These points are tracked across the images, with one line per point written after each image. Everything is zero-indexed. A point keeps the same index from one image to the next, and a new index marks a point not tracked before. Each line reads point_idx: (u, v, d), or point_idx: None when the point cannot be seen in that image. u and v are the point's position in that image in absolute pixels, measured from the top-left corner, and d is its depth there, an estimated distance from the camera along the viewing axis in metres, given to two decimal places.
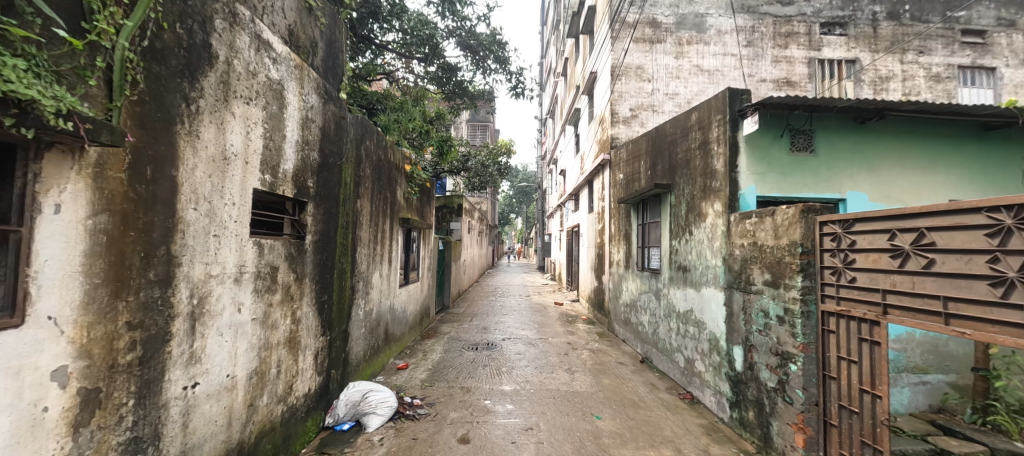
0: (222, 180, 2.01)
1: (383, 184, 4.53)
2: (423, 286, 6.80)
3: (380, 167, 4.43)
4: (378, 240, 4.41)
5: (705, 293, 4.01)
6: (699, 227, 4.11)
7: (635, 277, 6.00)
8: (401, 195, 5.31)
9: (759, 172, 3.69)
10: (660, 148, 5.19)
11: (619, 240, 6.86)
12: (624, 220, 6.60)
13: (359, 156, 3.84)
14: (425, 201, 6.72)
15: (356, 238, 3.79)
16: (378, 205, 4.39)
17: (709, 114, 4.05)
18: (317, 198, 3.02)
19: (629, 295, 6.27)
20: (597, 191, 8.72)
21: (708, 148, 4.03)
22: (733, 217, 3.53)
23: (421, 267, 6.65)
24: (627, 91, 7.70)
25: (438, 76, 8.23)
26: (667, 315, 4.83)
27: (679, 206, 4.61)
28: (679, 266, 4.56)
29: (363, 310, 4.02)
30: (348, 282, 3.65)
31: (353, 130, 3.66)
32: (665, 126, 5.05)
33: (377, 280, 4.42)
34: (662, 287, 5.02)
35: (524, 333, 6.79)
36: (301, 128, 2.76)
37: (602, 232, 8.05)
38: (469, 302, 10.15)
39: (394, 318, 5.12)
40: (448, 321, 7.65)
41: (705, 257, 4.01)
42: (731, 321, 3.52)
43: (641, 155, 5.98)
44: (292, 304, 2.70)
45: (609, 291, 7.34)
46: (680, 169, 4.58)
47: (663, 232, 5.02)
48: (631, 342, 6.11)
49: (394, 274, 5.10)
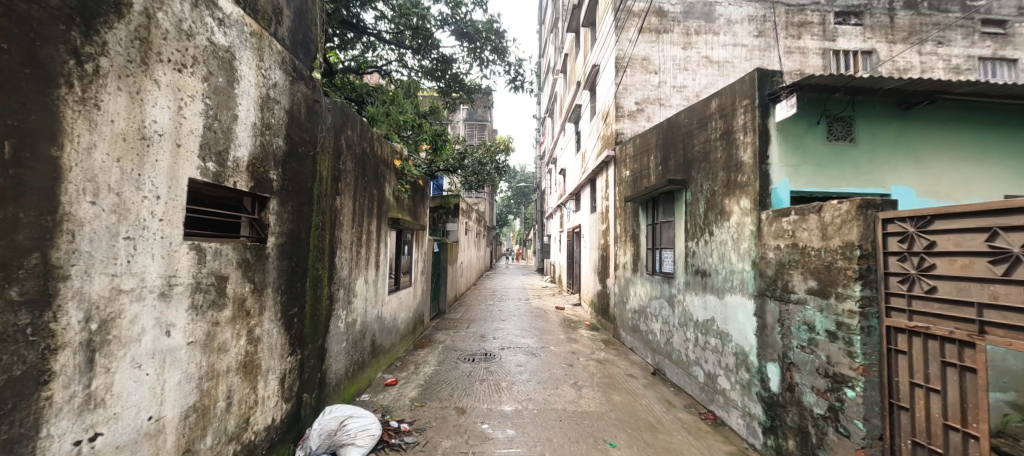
0: (139, 167, 1.56)
1: (368, 181, 4.06)
2: (416, 292, 6.33)
3: (365, 161, 3.95)
4: (362, 243, 3.93)
5: (729, 301, 3.56)
6: (722, 227, 3.68)
7: (644, 282, 5.55)
8: (391, 193, 4.84)
9: (792, 164, 3.24)
10: (673, 141, 4.75)
11: (626, 241, 6.41)
12: (631, 220, 6.16)
13: (339, 147, 3.38)
14: (418, 200, 6.25)
15: (335, 240, 3.33)
16: (362, 204, 3.92)
17: (733, 99, 3.61)
18: (283, 194, 2.56)
19: (637, 301, 5.81)
20: (601, 189, 8.28)
21: (732, 138, 3.59)
22: (766, 215, 3.09)
23: (414, 271, 6.18)
24: (633, 84, 7.27)
25: (432, 68, 7.79)
26: (683, 323, 4.38)
27: (696, 203, 4.17)
28: (697, 270, 4.11)
29: (344, 322, 3.55)
30: (326, 291, 3.18)
31: (331, 117, 3.19)
32: (678, 116, 4.61)
33: (362, 287, 3.95)
34: (677, 292, 4.57)
35: (524, 342, 6.32)
36: (260, 108, 2.30)
37: (606, 233, 7.60)
38: (466, 306, 9.68)
39: (382, 328, 4.65)
40: (443, 328, 7.18)
41: (729, 261, 3.56)
42: (764, 334, 3.08)
43: (650, 149, 5.53)
44: (249, 321, 2.24)
45: (615, 296, 6.89)
46: (698, 163, 4.15)
47: (677, 233, 4.58)
48: (640, 351, 5.66)
49: (382, 279, 4.62)
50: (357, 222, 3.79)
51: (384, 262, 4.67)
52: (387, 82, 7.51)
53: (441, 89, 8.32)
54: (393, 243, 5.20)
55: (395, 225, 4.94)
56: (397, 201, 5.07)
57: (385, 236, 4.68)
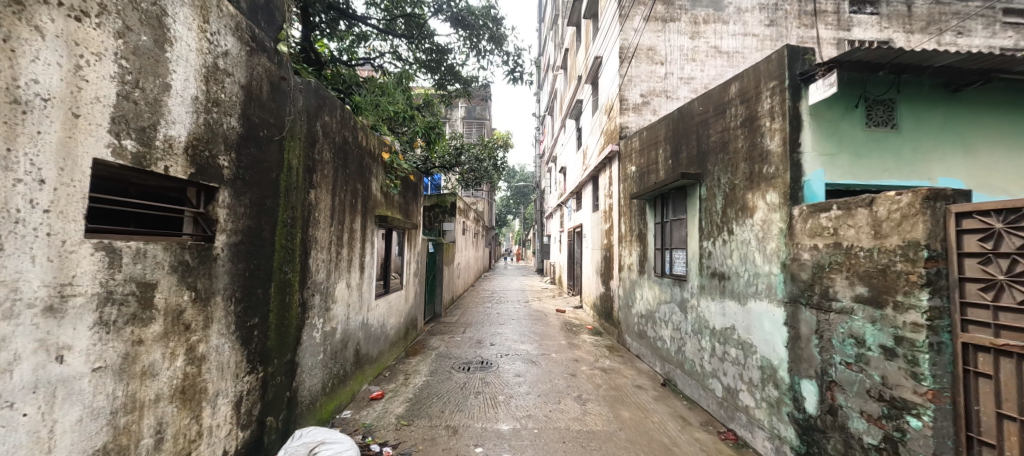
0: (9, 138, 1.17)
1: (351, 174, 3.66)
2: (408, 295, 5.94)
3: (346, 152, 3.56)
4: (344, 243, 3.54)
5: (753, 308, 3.18)
6: (744, 224, 3.29)
7: (652, 284, 5.16)
8: (378, 188, 4.45)
9: (827, 153, 2.85)
10: (685, 133, 4.37)
11: (631, 241, 6.02)
12: (637, 219, 5.77)
13: (314, 134, 2.99)
14: (410, 197, 5.85)
15: (309, 240, 2.94)
16: (343, 200, 3.52)
17: (756, 82, 3.22)
18: (238, 185, 2.16)
19: (645, 305, 5.42)
20: (604, 187, 7.89)
21: (755, 125, 3.21)
22: (799, 210, 2.70)
23: (406, 272, 5.79)
24: (638, 75, 6.88)
25: (427, 60, 7.44)
26: (697, 331, 3.99)
27: (713, 199, 3.78)
28: (714, 272, 3.72)
29: (320, 331, 3.16)
30: (297, 297, 2.79)
31: (302, 99, 2.80)
32: (691, 105, 4.23)
33: (343, 292, 3.56)
34: (690, 297, 4.18)
35: (524, 348, 5.93)
36: (204, 80, 1.90)
37: (610, 233, 7.21)
38: (463, 309, 9.28)
39: (369, 336, 4.26)
40: (438, 333, 6.79)
41: (753, 263, 3.18)
42: (797, 347, 2.69)
43: (658, 142, 5.15)
44: (189, 336, 1.85)
45: (619, 299, 6.50)
46: (715, 155, 3.76)
47: (690, 232, 4.19)
48: (647, 359, 5.27)
49: (369, 282, 4.23)
50: (337, 219, 3.39)
51: (370, 265, 4.28)
52: (379, 74, 7.13)
53: (436, 82, 7.94)
54: (381, 243, 4.81)
55: (383, 224, 4.55)
56: (385, 198, 4.68)
57: (371, 236, 4.28)
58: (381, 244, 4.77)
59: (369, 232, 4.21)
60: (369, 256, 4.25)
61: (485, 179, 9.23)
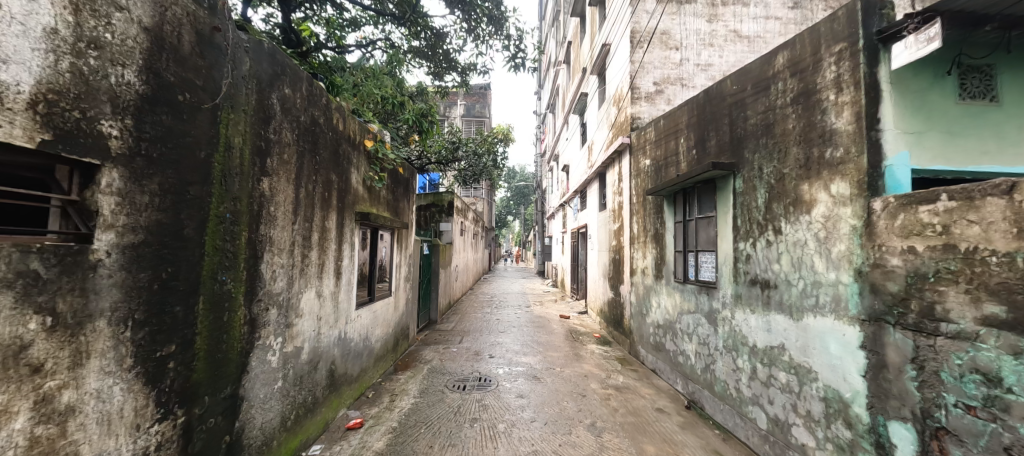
0: None
1: (322, 161, 3.05)
2: (399, 303, 5.34)
3: (315, 134, 2.94)
4: (312, 244, 2.94)
5: (811, 325, 2.58)
6: (799, 222, 2.70)
7: (672, 292, 4.56)
8: (360, 181, 3.84)
9: (912, 133, 2.26)
10: (714, 117, 3.77)
11: (646, 243, 5.42)
12: (653, 218, 5.17)
13: (269, 109, 2.38)
14: (400, 193, 5.25)
15: (261, 241, 2.34)
16: (313, 194, 2.93)
17: (816, 48, 2.62)
18: (139, 164, 1.56)
19: (662, 315, 4.82)
20: (612, 184, 7.30)
21: (814, 100, 2.61)
22: (883, 203, 2.11)
23: (396, 277, 5.19)
24: (651, 60, 6.28)
25: (423, 49, 6.92)
26: (732, 348, 3.39)
27: (753, 192, 3.18)
28: (756, 280, 3.12)
29: (279, 353, 2.56)
30: (243, 313, 2.19)
31: (249, 62, 2.20)
32: (723, 84, 3.63)
33: (312, 303, 2.95)
34: (721, 307, 3.58)
35: (526, 361, 5.33)
36: (69, 7, 1.31)
37: (619, 234, 6.60)
38: (460, 315, 8.67)
39: (348, 352, 3.66)
40: (432, 343, 6.18)
41: (812, 269, 2.58)
42: (883, 379, 2.10)
43: (678, 131, 4.55)
44: (42, 382, 1.25)
45: (631, 306, 5.90)
46: (755, 140, 3.17)
47: (722, 231, 3.59)
48: (666, 375, 4.67)
49: (348, 290, 3.63)
50: (302, 216, 2.79)
51: (350, 270, 3.68)
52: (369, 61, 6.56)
53: (432, 70, 7.35)
54: (364, 245, 4.20)
55: (365, 223, 3.94)
56: (369, 193, 4.07)
57: (352, 237, 3.67)
58: (363, 246, 4.17)
59: (349, 232, 3.62)
60: (349, 260, 3.65)
61: (485, 177, 8.59)
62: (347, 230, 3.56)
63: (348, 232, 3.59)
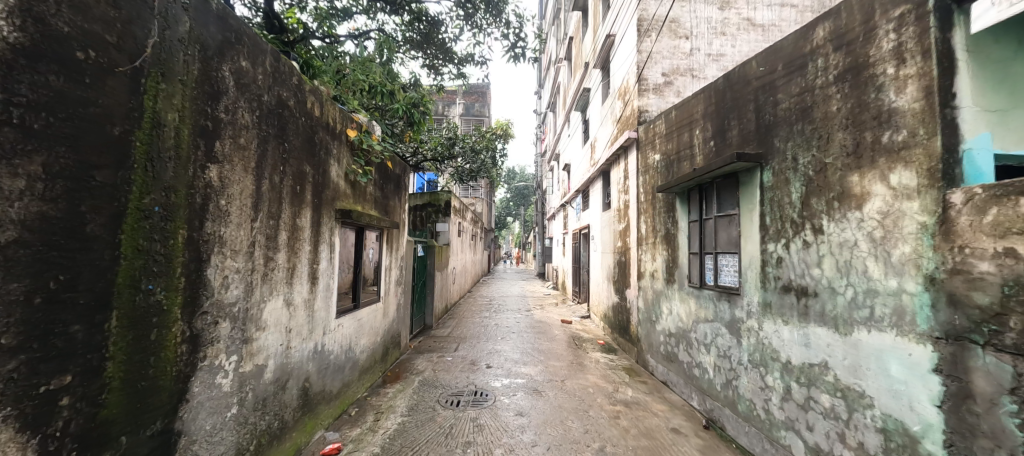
0: None
1: (292, 149, 2.66)
2: (389, 309, 4.93)
3: (283, 117, 2.54)
4: (279, 245, 2.54)
5: (863, 342, 2.18)
6: (846, 219, 2.31)
7: (686, 298, 4.16)
8: (342, 175, 3.44)
9: (995, 111, 1.87)
10: (737, 104, 3.38)
11: (655, 245, 5.01)
12: (664, 217, 4.77)
13: (220, 84, 1.99)
14: (390, 191, 4.85)
15: (208, 241, 1.94)
16: (280, 188, 2.53)
17: (870, 15, 2.23)
18: (7, 137, 1.16)
19: (674, 323, 4.42)
20: (616, 182, 6.90)
21: (867, 76, 2.21)
22: (966, 196, 1.72)
23: (386, 281, 4.78)
24: (660, 50, 5.89)
25: (418, 38, 6.51)
26: (761, 363, 2.99)
27: (785, 186, 2.79)
28: (789, 286, 2.72)
29: (235, 374, 2.16)
30: (181, 329, 1.80)
31: (190, 22, 1.80)
32: (748, 66, 3.23)
33: (279, 313, 2.55)
34: (747, 316, 3.17)
35: (527, 372, 4.93)
36: None
37: (625, 235, 6.20)
38: (457, 320, 8.25)
39: (326, 366, 3.26)
40: (426, 351, 5.78)
41: (865, 275, 2.18)
42: (968, 411, 1.70)
43: (693, 122, 4.15)
44: None
45: (638, 312, 5.49)
46: (788, 126, 2.77)
47: (747, 231, 3.19)
48: (679, 389, 4.27)
49: (326, 296, 3.23)
50: (266, 212, 2.40)
51: (329, 274, 3.28)
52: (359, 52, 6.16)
53: (427, 62, 6.95)
54: (347, 247, 3.80)
55: (348, 222, 3.54)
56: (352, 189, 3.67)
57: (331, 237, 3.27)
58: (346, 248, 3.77)
59: (328, 231, 3.22)
60: (328, 263, 3.25)
61: (484, 175, 8.18)
62: (325, 230, 3.16)
63: (327, 232, 3.19)
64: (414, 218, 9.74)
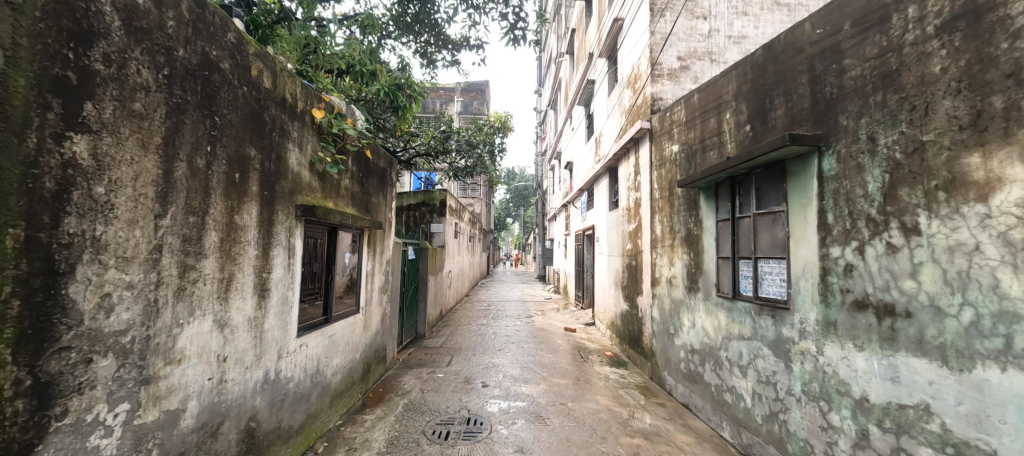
0: None
1: (228, 126, 2.06)
2: (371, 321, 4.34)
3: (212, 81, 1.95)
4: (208, 249, 1.95)
5: (995, 384, 1.60)
6: (960, 216, 1.73)
7: (714, 310, 3.57)
8: (305, 164, 2.85)
9: None
10: (783, 78, 2.78)
11: (673, 248, 4.41)
12: (684, 216, 4.17)
13: (93, 21, 1.40)
14: (372, 186, 4.26)
15: (70, 245, 1.34)
16: (210, 175, 1.94)
17: None
18: None
19: (698, 338, 3.82)
20: (625, 179, 6.31)
21: (997, 20, 1.63)
22: None
23: (367, 289, 4.19)
24: (675, 31, 5.30)
25: (407, 20, 5.91)
26: (822, 397, 2.39)
27: (858, 175, 2.20)
28: (865, 302, 2.14)
29: (130, 430, 1.57)
30: (15, 378, 1.21)
31: None
32: (800, 29, 2.64)
33: (207, 338, 1.96)
34: (800, 337, 2.58)
35: (529, 392, 4.32)
36: None
37: (636, 237, 5.60)
38: (452, 328, 7.63)
39: (284, 397, 2.66)
40: (415, 366, 5.16)
41: (998, 293, 1.60)
42: None
43: (721, 105, 3.56)
44: None
45: (653, 323, 4.89)
46: (862, 98, 2.19)
47: (798, 231, 2.60)
48: (706, 416, 3.66)
49: (284, 311, 2.63)
50: (188, 208, 1.82)
51: (288, 284, 2.69)
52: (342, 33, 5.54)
53: (418, 47, 6.35)
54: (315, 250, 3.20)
55: (313, 220, 2.95)
56: (320, 181, 3.07)
57: (291, 239, 2.68)
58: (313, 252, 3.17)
59: (286, 233, 2.63)
60: (287, 270, 2.66)
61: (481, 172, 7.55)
62: (282, 231, 2.57)
63: (284, 234, 2.60)
64: (407, 219, 9.14)
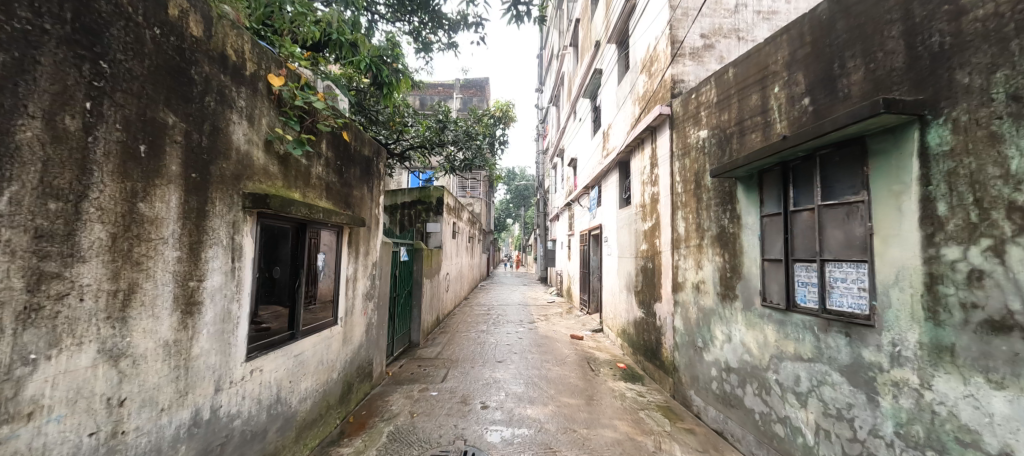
0: None
1: (125, 78, 1.48)
2: (354, 333, 3.76)
3: (95, 10, 1.37)
4: (85, 250, 1.36)
5: None
6: None
7: (758, 322, 2.98)
8: (260, 144, 2.26)
9: None
10: (862, 33, 2.21)
11: (700, 249, 3.83)
12: (715, 211, 3.60)
13: None
14: (355, 177, 3.68)
15: None
16: (91, 143, 1.36)
17: None
18: None
19: (736, 355, 3.24)
20: (638, 172, 5.73)
21: None
22: None
23: (349, 295, 3.61)
24: (698, 5, 4.73)
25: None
26: (932, 444, 1.81)
27: (991, 149, 1.63)
28: (1007, 322, 1.56)
29: None
30: None
31: None
32: None
33: (88, 376, 1.37)
34: (892, 362, 2.00)
35: (535, 416, 3.72)
36: None
37: (653, 236, 5.02)
38: (449, 336, 7.03)
39: (228, 440, 2.07)
40: (406, 382, 4.57)
41: None
42: None
43: (767, 78, 2.97)
44: None
45: (675, 334, 4.31)
46: (997, 45, 1.62)
47: (888, 227, 2.03)
48: (747, 448, 3.08)
49: (228, 330, 2.05)
50: (45, 189, 1.24)
51: (236, 295, 2.11)
52: None
53: (411, 28, 5.76)
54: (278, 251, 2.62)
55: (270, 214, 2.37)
56: (282, 166, 2.49)
57: (238, 236, 2.10)
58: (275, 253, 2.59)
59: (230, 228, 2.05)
60: (233, 276, 2.08)
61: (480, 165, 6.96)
62: (223, 225, 1.99)
63: (227, 229, 2.02)
64: (402, 218, 8.57)
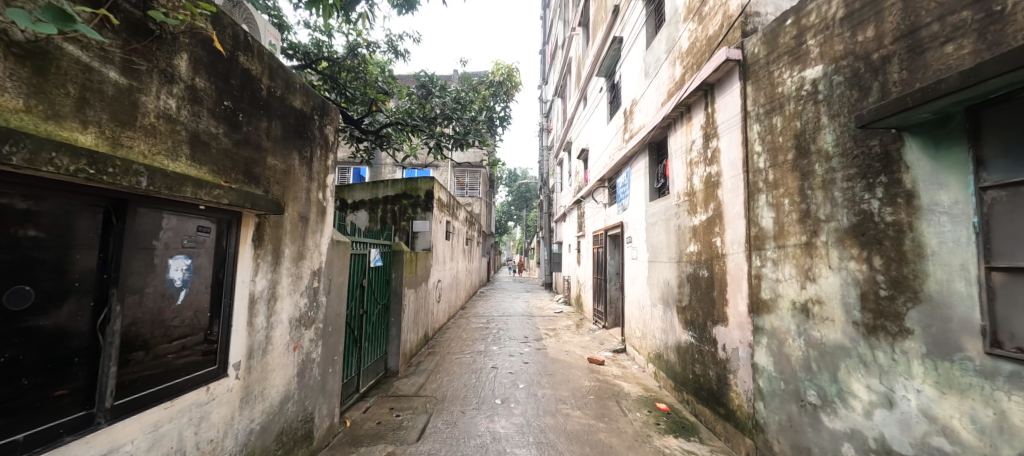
0: None
1: None
2: (273, 384, 2.41)
3: None
4: None
5: None
6: None
7: (976, 386, 1.66)
8: None
9: None
10: None
11: (810, 250, 2.46)
12: (846, 190, 2.23)
13: None
14: (271, 138, 2.32)
15: None
16: None
17: None
18: None
19: (909, 435, 1.88)
20: (681, 149, 4.38)
21: None
22: None
23: (259, 324, 2.25)
24: None
25: None
26: None
27: None
28: None
29: None
30: None
31: None
32: None
33: None
34: None
35: None
36: None
37: (711, 234, 3.64)
38: (437, 360, 5.66)
39: None
40: (367, 441, 3.19)
41: None
42: None
43: None
44: None
45: (757, 376, 2.93)
46: None
47: None
48: None
49: None
50: None
51: (33, 334, 1.26)
52: None
53: None
54: (127, 255, 1.53)
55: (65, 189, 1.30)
56: (19, 60, 1.15)
57: (30, 232, 1.23)
58: (123, 259, 1.51)
59: (31, 219, 1.23)
60: (32, 301, 1.25)
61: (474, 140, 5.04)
62: (3, 216, 1.15)
63: (13, 222, 1.18)
64: (384, 215, 7.12)
